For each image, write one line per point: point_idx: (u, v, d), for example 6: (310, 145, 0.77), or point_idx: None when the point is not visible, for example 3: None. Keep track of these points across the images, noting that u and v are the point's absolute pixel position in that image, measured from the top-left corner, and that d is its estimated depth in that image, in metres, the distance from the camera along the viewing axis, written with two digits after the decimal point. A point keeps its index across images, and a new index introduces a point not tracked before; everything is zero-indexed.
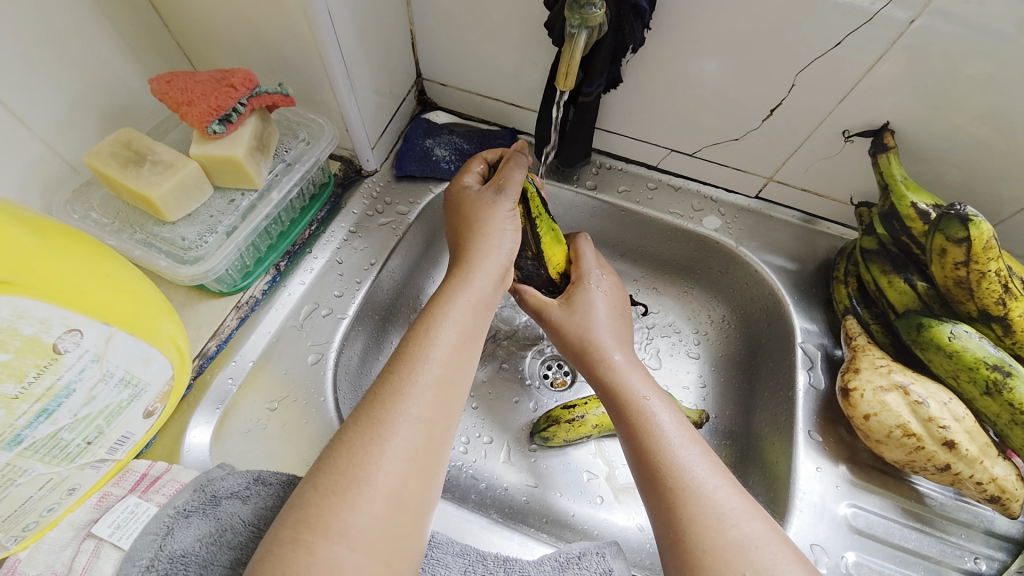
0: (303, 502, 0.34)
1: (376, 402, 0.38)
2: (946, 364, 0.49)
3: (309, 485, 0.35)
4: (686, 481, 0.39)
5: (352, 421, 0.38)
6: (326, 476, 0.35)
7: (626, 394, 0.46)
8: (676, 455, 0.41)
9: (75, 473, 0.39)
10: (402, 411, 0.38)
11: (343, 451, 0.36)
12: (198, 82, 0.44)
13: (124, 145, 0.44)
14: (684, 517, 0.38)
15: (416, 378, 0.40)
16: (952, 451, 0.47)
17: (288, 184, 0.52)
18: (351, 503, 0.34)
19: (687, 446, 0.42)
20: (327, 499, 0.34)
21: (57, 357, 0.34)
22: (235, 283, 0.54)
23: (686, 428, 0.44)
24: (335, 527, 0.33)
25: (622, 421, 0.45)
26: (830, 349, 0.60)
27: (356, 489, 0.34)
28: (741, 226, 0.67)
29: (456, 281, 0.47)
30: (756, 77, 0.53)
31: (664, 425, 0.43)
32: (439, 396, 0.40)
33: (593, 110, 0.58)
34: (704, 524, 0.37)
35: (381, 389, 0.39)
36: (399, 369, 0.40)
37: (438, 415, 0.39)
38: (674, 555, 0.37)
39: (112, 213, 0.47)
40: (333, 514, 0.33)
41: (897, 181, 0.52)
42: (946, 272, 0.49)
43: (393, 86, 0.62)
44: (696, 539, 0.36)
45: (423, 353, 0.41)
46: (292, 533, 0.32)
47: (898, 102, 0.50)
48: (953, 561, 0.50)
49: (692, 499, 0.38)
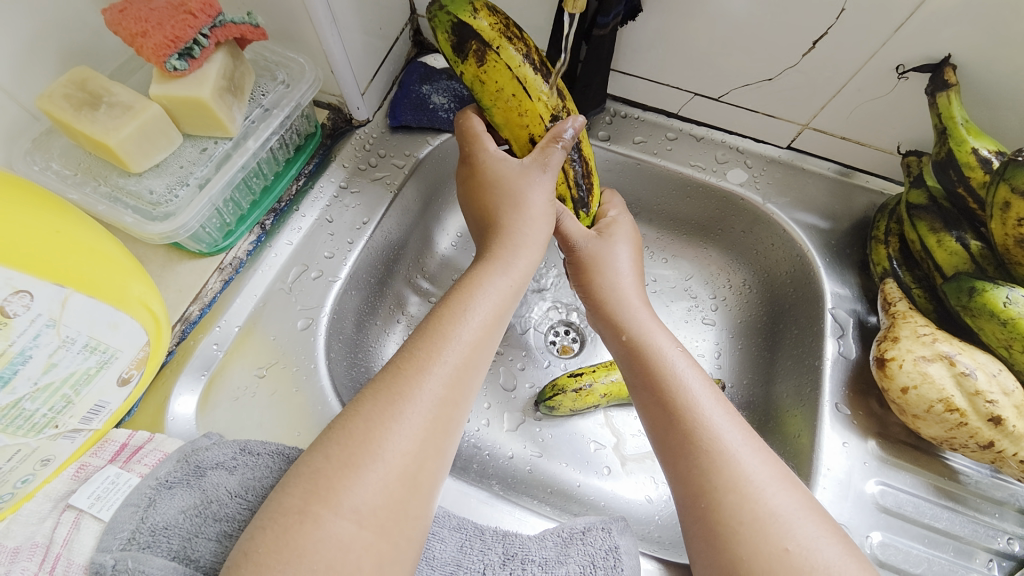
0: (313, 473, 0.31)
1: (400, 375, 0.34)
2: (999, 333, 0.44)
3: (321, 454, 0.31)
4: (720, 446, 0.36)
5: (372, 389, 0.34)
6: (339, 447, 0.31)
7: (647, 352, 0.43)
8: (706, 417, 0.37)
9: (47, 444, 0.36)
10: (422, 387, 0.34)
11: (359, 422, 0.32)
12: (154, 9, 0.39)
13: (78, 86, 0.40)
14: (717, 486, 0.34)
15: (443, 354, 0.36)
16: (998, 428, 0.43)
17: (265, 132, 0.47)
18: (362, 478, 0.30)
19: (718, 408, 0.38)
20: (338, 473, 0.30)
21: (6, 322, 0.30)
22: (216, 243, 0.50)
23: (711, 388, 0.40)
24: (344, 501, 0.30)
25: (638, 382, 0.42)
26: (863, 316, 0.55)
27: (369, 463, 0.31)
28: (770, 180, 0.60)
29: (499, 254, 0.43)
30: (800, 6, 0.46)
31: (691, 386, 0.39)
32: (465, 375, 0.36)
33: (609, 47, 0.52)
34: (740, 493, 0.34)
35: (404, 363, 0.35)
36: (426, 343, 0.36)
37: (459, 396, 0.35)
38: (704, 526, 0.34)
39: (74, 164, 0.43)
40: (343, 487, 0.30)
41: (957, 124, 0.45)
42: (1006, 231, 0.43)
43: (383, 23, 0.55)
44: (731, 509, 0.33)
45: (451, 328, 0.37)
46: (300, 502, 0.29)
47: (965, 32, 0.43)
48: (984, 541, 0.47)
49: (727, 467, 0.35)
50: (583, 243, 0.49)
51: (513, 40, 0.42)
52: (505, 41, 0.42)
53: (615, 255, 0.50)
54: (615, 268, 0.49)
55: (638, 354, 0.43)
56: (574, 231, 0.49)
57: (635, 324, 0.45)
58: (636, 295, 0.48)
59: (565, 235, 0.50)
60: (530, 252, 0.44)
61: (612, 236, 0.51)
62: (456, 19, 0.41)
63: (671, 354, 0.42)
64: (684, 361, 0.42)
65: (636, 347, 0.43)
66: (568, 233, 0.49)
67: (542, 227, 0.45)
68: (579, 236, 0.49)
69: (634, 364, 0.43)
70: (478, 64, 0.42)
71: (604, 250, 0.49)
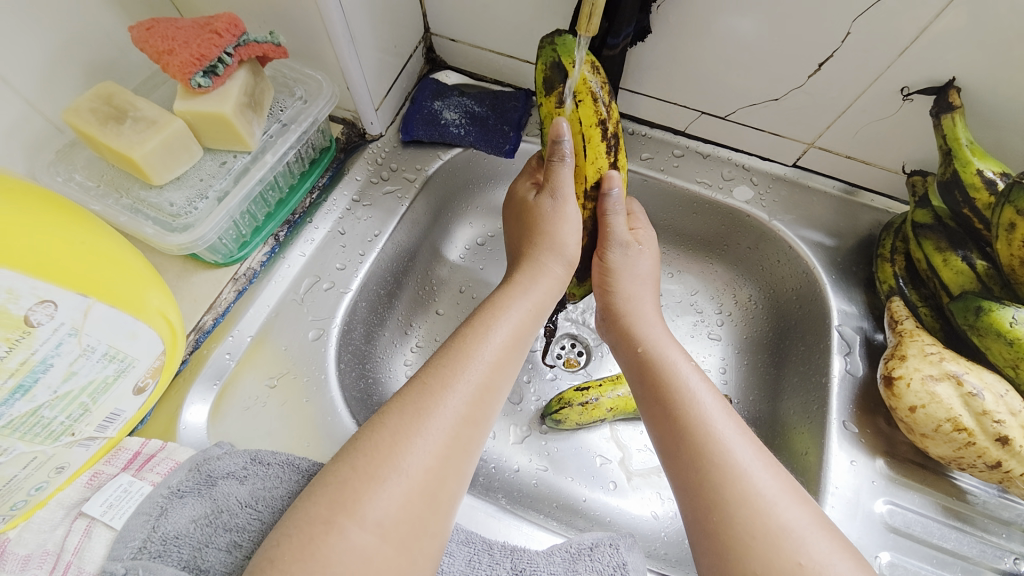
0: (339, 483, 0.31)
1: (425, 389, 0.35)
2: (1005, 353, 0.44)
3: (347, 464, 0.32)
4: (731, 460, 0.36)
5: (397, 402, 0.35)
6: (366, 458, 0.32)
7: (659, 365, 0.43)
8: (716, 431, 0.38)
9: (62, 452, 0.37)
10: (445, 400, 0.35)
11: (386, 435, 0.32)
12: (180, 28, 0.40)
13: (105, 101, 0.41)
14: (729, 500, 0.34)
15: (466, 374, 0.36)
16: (1005, 448, 0.43)
17: (283, 146, 0.48)
18: (384, 488, 0.31)
19: (728, 422, 0.38)
20: (363, 484, 0.31)
21: (30, 331, 0.31)
22: (232, 254, 0.51)
23: (722, 403, 0.40)
24: (367, 513, 0.30)
25: (648, 395, 0.42)
26: (870, 334, 0.55)
27: (391, 475, 0.31)
28: (776, 198, 0.61)
29: (521, 280, 0.45)
30: (805, 32, 0.47)
31: (702, 399, 0.40)
32: (487, 397, 0.36)
33: (618, 68, 0.53)
34: (751, 508, 0.34)
35: (429, 378, 0.36)
36: (449, 360, 0.37)
37: (480, 416, 0.36)
38: (714, 539, 0.34)
39: (97, 176, 0.44)
40: (365, 497, 0.30)
41: (962, 145, 0.46)
42: (1011, 252, 0.44)
43: (398, 41, 0.56)
44: (743, 523, 0.33)
45: (474, 347, 0.38)
46: (327, 513, 0.30)
47: (967, 58, 0.44)
48: (992, 562, 0.46)
49: (739, 481, 0.35)
50: (618, 250, 0.49)
51: (598, 102, 0.43)
52: (591, 100, 0.43)
53: (640, 267, 0.50)
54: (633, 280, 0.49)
55: (650, 367, 0.43)
56: (620, 230, 0.48)
57: (648, 338, 0.46)
58: (651, 311, 0.49)
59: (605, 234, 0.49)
60: (553, 284, 0.46)
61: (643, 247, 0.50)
62: (557, 61, 0.42)
63: (683, 367, 0.43)
64: (695, 376, 0.42)
65: (648, 360, 0.44)
66: (612, 231, 0.48)
67: (558, 259, 0.46)
68: (619, 241, 0.48)
69: (645, 376, 0.43)
70: (554, 106, 0.43)
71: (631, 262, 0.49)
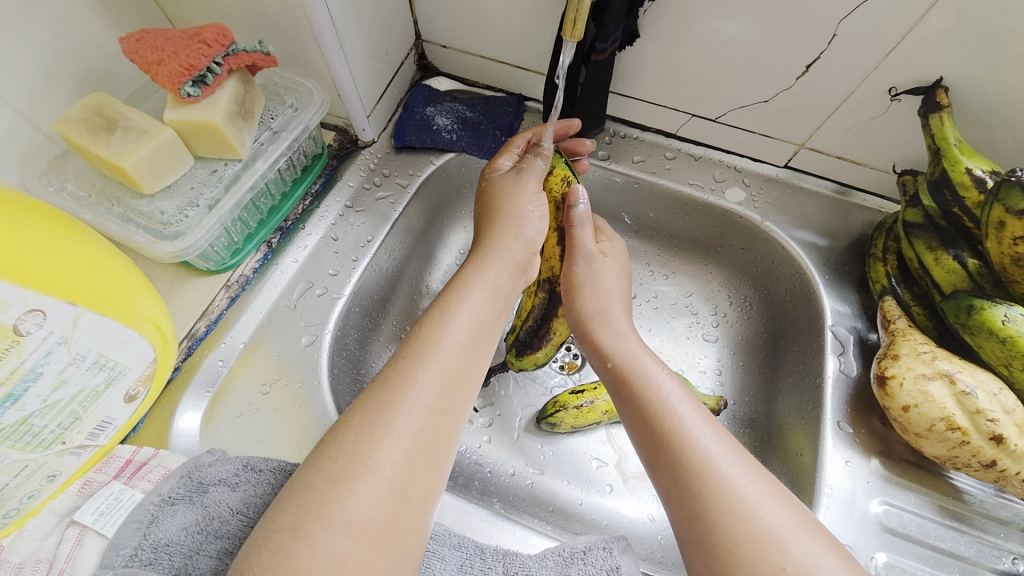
0: (306, 488, 0.31)
1: (387, 383, 0.35)
2: (999, 351, 0.44)
3: (314, 469, 0.32)
4: (710, 467, 0.36)
5: (362, 401, 0.35)
6: (330, 461, 0.32)
7: (634, 377, 0.43)
8: (694, 439, 0.37)
9: (53, 460, 0.37)
10: (411, 395, 0.34)
11: (350, 435, 0.33)
12: (169, 39, 0.41)
13: (95, 111, 0.41)
14: (711, 507, 0.34)
15: (428, 362, 0.36)
16: (1000, 447, 0.42)
17: (273, 153, 0.49)
18: (353, 491, 0.31)
19: (706, 429, 0.38)
20: (330, 486, 0.31)
21: (18, 340, 0.31)
22: (224, 260, 0.51)
23: (700, 410, 0.40)
24: (336, 516, 0.30)
25: (626, 407, 0.42)
26: (864, 333, 0.55)
27: (359, 476, 0.31)
28: (768, 198, 0.61)
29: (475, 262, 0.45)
30: (792, 34, 0.47)
31: (678, 408, 0.40)
32: (453, 382, 0.36)
33: (607, 71, 0.53)
34: (734, 515, 0.33)
35: (391, 371, 0.36)
36: (412, 351, 0.37)
37: (449, 405, 0.36)
38: (702, 549, 0.33)
39: (89, 186, 0.44)
40: (335, 502, 0.30)
41: (950, 144, 0.46)
42: (1002, 249, 0.44)
43: (389, 48, 0.57)
44: (727, 531, 0.33)
45: (435, 336, 0.38)
46: (293, 519, 0.30)
47: (954, 57, 0.44)
48: (989, 562, 0.46)
49: (719, 489, 0.35)
50: (583, 263, 0.50)
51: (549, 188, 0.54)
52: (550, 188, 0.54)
53: (608, 278, 0.50)
54: (604, 291, 0.50)
55: (625, 380, 0.43)
56: (587, 242, 0.50)
57: (621, 351, 0.46)
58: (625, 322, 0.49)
59: (571, 245, 0.50)
60: (505, 255, 0.46)
61: (609, 260, 0.51)
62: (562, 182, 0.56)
63: (658, 378, 0.43)
64: (670, 385, 0.42)
65: (621, 372, 0.44)
66: (577, 243, 0.50)
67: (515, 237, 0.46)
68: (585, 251, 0.50)
69: (622, 390, 0.43)
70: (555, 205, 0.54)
71: (599, 274, 0.50)
